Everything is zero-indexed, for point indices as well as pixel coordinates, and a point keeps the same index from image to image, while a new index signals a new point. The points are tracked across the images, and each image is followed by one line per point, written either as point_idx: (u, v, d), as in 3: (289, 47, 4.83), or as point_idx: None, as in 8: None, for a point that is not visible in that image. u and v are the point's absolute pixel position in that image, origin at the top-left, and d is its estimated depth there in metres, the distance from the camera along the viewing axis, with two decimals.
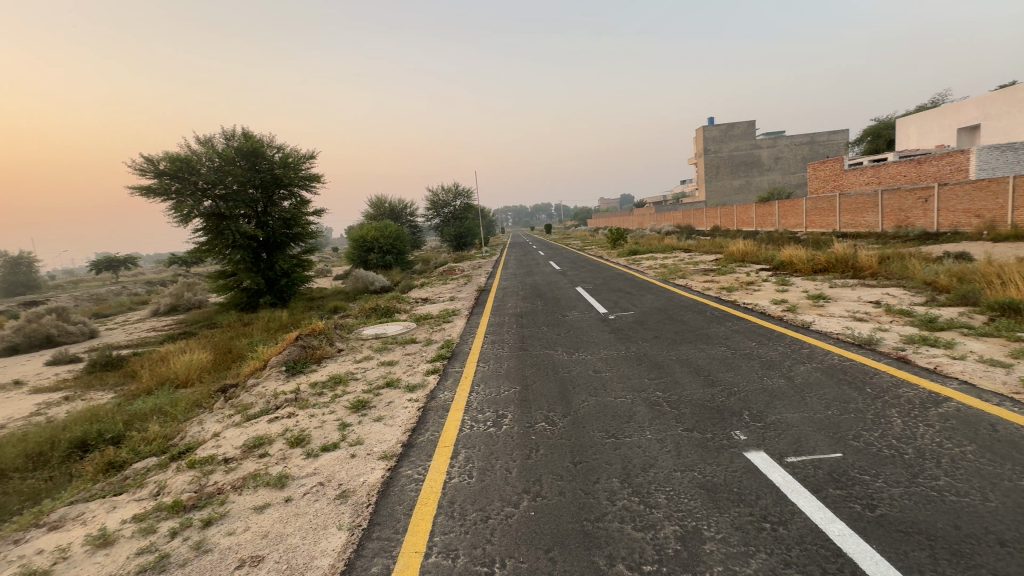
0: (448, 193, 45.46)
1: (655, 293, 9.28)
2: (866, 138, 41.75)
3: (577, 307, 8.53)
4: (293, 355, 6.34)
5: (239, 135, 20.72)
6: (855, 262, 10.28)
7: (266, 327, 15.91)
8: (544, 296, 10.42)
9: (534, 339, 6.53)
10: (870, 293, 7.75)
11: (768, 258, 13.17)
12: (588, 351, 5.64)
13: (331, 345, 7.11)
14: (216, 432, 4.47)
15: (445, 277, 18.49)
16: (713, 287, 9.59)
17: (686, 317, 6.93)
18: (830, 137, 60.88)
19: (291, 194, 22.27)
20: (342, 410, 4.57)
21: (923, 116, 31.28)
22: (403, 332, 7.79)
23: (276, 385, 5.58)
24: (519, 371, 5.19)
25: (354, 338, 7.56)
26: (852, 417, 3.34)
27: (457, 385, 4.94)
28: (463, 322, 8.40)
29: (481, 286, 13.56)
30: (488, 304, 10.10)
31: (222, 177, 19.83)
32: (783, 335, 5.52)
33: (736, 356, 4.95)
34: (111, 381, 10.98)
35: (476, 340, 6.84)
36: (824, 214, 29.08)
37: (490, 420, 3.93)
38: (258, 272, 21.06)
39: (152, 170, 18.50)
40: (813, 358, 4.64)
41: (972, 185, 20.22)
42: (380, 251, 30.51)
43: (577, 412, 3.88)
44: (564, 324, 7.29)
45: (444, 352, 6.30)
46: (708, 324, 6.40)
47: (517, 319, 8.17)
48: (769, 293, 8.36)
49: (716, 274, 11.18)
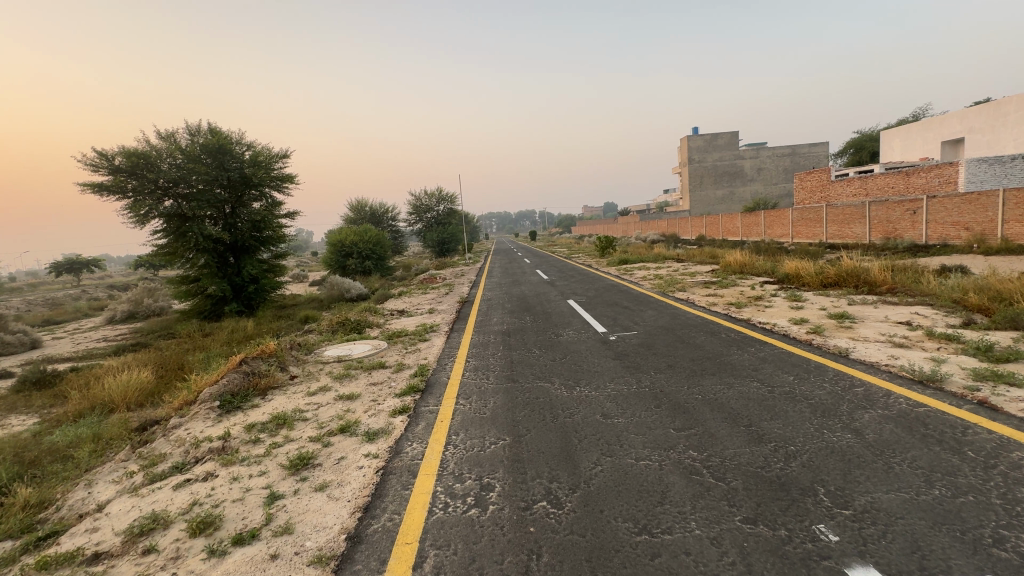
0: (431, 197, 44.17)
1: (657, 309, 8.35)
2: (849, 151, 42.14)
3: (572, 325, 7.53)
4: (232, 386, 5.21)
5: (205, 130, 19.35)
6: (867, 276, 9.54)
7: (227, 338, 14.59)
8: (532, 310, 9.41)
9: (525, 365, 5.55)
10: (897, 313, 6.95)
11: (768, 270, 12.44)
12: (590, 385, 4.65)
13: (284, 370, 6.00)
14: (102, 503, 3.32)
15: (425, 285, 17.38)
16: (719, 302, 8.72)
17: (699, 340, 5.99)
18: (812, 149, 61.58)
19: (261, 195, 20.95)
20: (277, 471, 3.48)
21: (908, 129, 31.36)
22: (372, 353, 6.69)
23: (204, 428, 4.43)
24: (509, 413, 4.16)
25: (312, 362, 6.42)
26: (976, 504, 2.40)
27: (429, 433, 3.88)
28: (441, 342, 7.31)
29: (464, 297, 12.55)
30: (471, 319, 9.06)
31: (186, 175, 18.41)
32: (823, 367, 4.61)
33: (775, 396, 4.02)
34: (37, 402, 9.57)
35: (456, 366, 5.79)
36: (810, 225, 28.91)
37: (471, 494, 2.89)
38: (223, 277, 19.64)
39: (107, 166, 17.00)
40: (873, 402, 3.73)
41: (962, 197, 20.00)
42: (359, 256, 29.24)
43: (588, 484, 2.88)
44: (558, 346, 6.31)
45: (417, 383, 5.23)
46: (729, 350, 5.48)
47: (504, 338, 7.12)
48: (785, 312, 7.49)
49: (718, 287, 10.33)
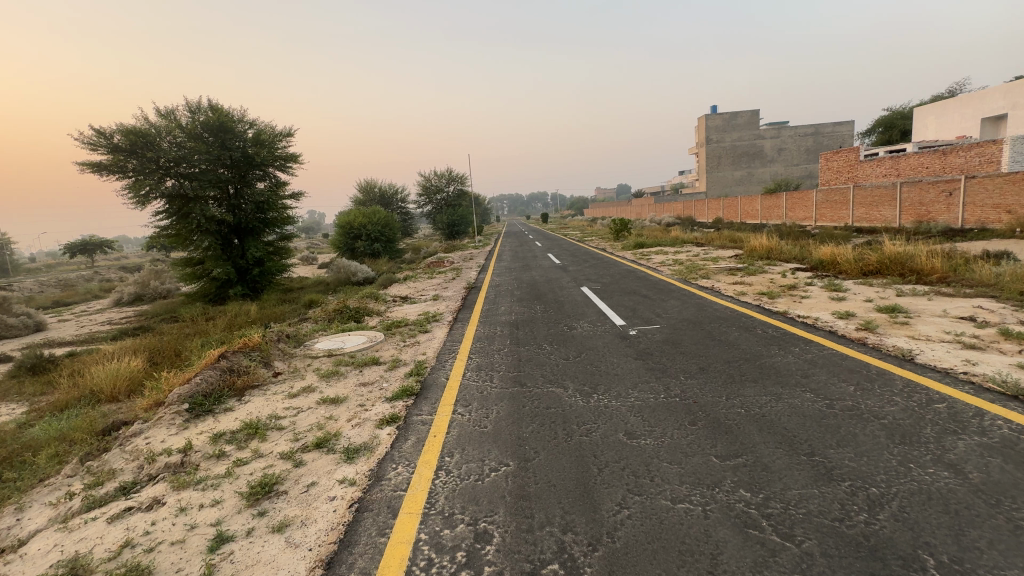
0: (441, 178, 43.32)
1: (680, 299, 7.59)
2: (878, 129, 40.14)
3: (586, 316, 6.83)
4: (206, 386, 4.65)
5: (206, 107, 18.70)
6: (912, 263, 8.65)
7: (228, 323, 14.19)
8: (543, 298, 8.71)
9: (535, 364, 4.92)
10: (957, 307, 6.14)
11: (798, 256, 11.54)
12: (610, 393, 3.98)
13: (269, 366, 5.43)
14: (25, 538, 2.77)
15: (432, 270, 16.78)
16: (749, 292, 7.93)
17: (733, 338, 5.25)
18: (836, 129, 59.23)
19: (265, 175, 20.39)
20: (233, 501, 2.88)
21: (944, 105, 29.57)
22: (366, 346, 6.08)
23: (165, 437, 3.86)
24: (513, 427, 3.52)
25: (300, 356, 5.83)
26: None
27: (419, 453, 3.24)
28: (442, 334, 6.67)
29: (471, 282, 11.91)
30: (477, 308, 8.41)
31: (187, 154, 17.85)
32: (888, 375, 3.87)
33: (837, 414, 3.31)
34: (27, 390, 9.20)
35: (457, 364, 5.15)
36: (835, 207, 27.62)
37: (462, 548, 2.26)
38: (227, 259, 19.22)
39: (105, 145, 16.49)
40: (965, 425, 3.01)
41: (1004, 178, 18.61)
42: (367, 238, 28.68)
43: (612, 537, 2.23)
44: (572, 340, 5.65)
45: (412, 385, 4.61)
46: (768, 350, 4.76)
47: (511, 330, 6.46)
48: (827, 305, 6.69)
49: (745, 274, 9.54)
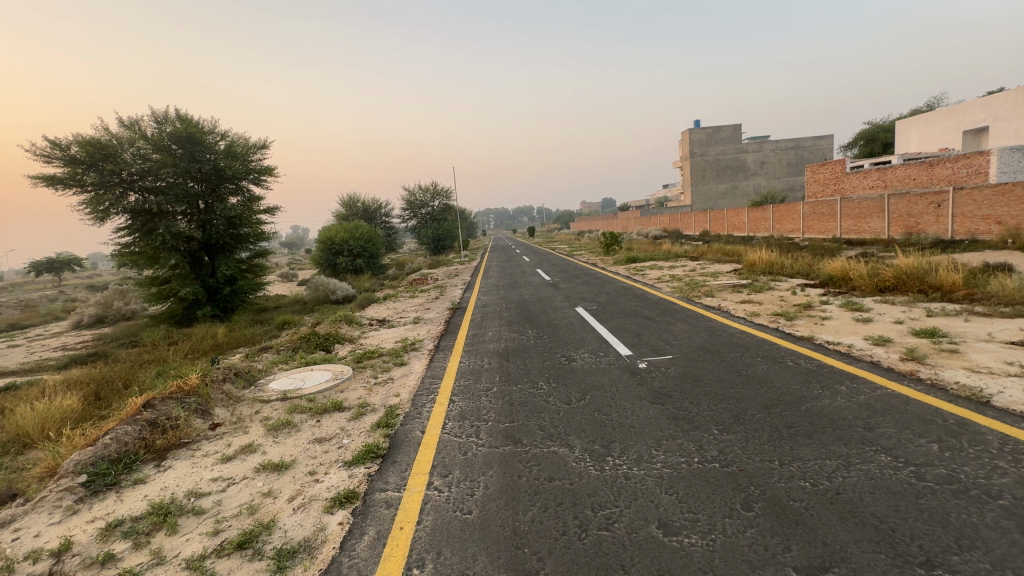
0: (426, 192, 42.54)
1: (688, 322, 6.81)
2: (859, 143, 40.62)
3: (586, 344, 6.00)
4: (116, 448, 3.67)
5: (173, 118, 17.69)
6: (931, 277, 8.02)
7: (192, 348, 13.04)
8: (535, 321, 7.88)
9: (530, 410, 4.05)
10: (1001, 329, 5.47)
11: (803, 271, 10.90)
12: (628, 455, 3.13)
13: (206, 416, 4.47)
14: None
15: (415, 287, 15.87)
16: (762, 313, 7.20)
17: (763, 374, 4.45)
18: (817, 142, 60.16)
19: (238, 189, 19.40)
20: None
21: (925, 118, 29.89)
22: (329, 386, 5.14)
23: (40, 530, 2.87)
24: (508, 513, 2.63)
25: (249, 400, 4.87)
26: None
27: (378, 562, 2.33)
28: (421, 367, 5.78)
29: (456, 302, 11.01)
30: (462, 333, 7.53)
31: (153, 168, 16.77)
32: (976, 429, 3.08)
33: (938, 492, 2.49)
34: None
35: (436, 411, 4.25)
36: (823, 219, 27.51)
37: None
38: (196, 278, 18.06)
39: (61, 157, 15.35)
40: None
41: (992, 189, 18.48)
42: (349, 254, 27.63)
43: None
44: (572, 377, 4.80)
45: (379, 443, 3.69)
46: (810, 390, 3.96)
47: (501, 363, 5.60)
48: (856, 329, 5.95)
49: (752, 292, 8.85)
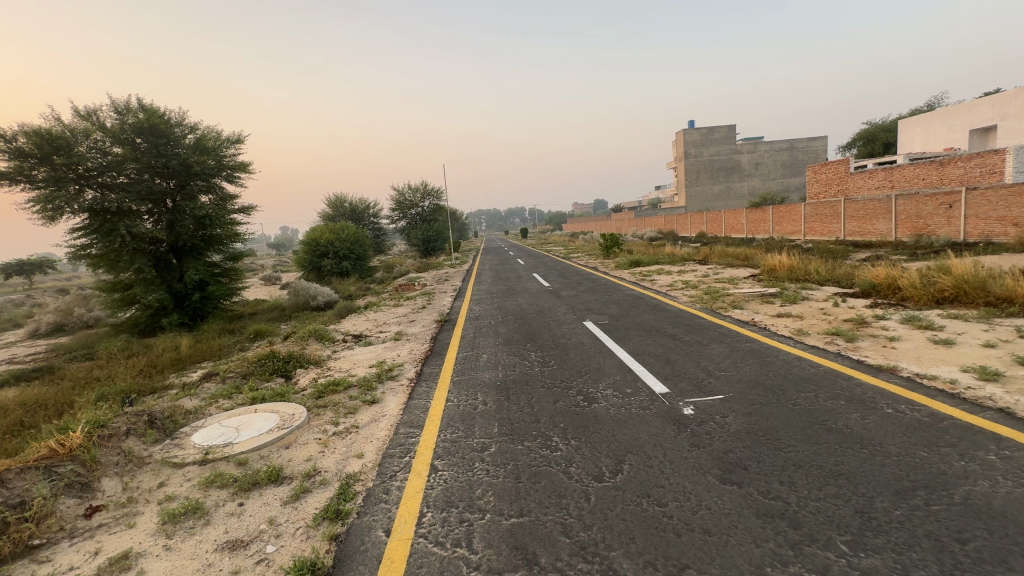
0: (415, 192, 41.15)
1: (726, 344, 5.59)
2: (858, 143, 39.95)
3: (606, 376, 4.75)
4: None
5: (136, 108, 16.22)
6: (996, 287, 6.85)
7: (148, 362, 11.59)
8: (537, 340, 6.62)
9: (545, 493, 2.78)
10: None
11: (834, 279, 9.74)
12: None
13: (84, 494, 3.14)
14: None
15: (400, 294, 14.57)
16: (811, 332, 5.99)
17: (866, 432, 3.21)
18: (811, 144, 59.61)
19: (209, 187, 17.91)
20: None
21: (930, 117, 29.16)
22: (270, 440, 3.83)
23: None
24: None
25: (155, 466, 3.55)
26: None
27: None
28: (396, 407, 4.50)
29: (444, 313, 9.69)
30: (449, 357, 6.22)
31: (114, 162, 15.31)
32: None
33: None
34: None
35: (412, 489, 2.98)
36: (826, 221, 26.62)
37: None
38: (162, 283, 16.55)
39: (6, 149, 13.76)
40: None
41: (1008, 189, 17.37)
42: (334, 256, 26.19)
43: None
44: (597, 430, 3.54)
45: (317, 558, 2.38)
46: (949, 466, 2.73)
47: (500, 403, 4.33)
48: (941, 356, 4.74)
49: (785, 303, 7.70)
